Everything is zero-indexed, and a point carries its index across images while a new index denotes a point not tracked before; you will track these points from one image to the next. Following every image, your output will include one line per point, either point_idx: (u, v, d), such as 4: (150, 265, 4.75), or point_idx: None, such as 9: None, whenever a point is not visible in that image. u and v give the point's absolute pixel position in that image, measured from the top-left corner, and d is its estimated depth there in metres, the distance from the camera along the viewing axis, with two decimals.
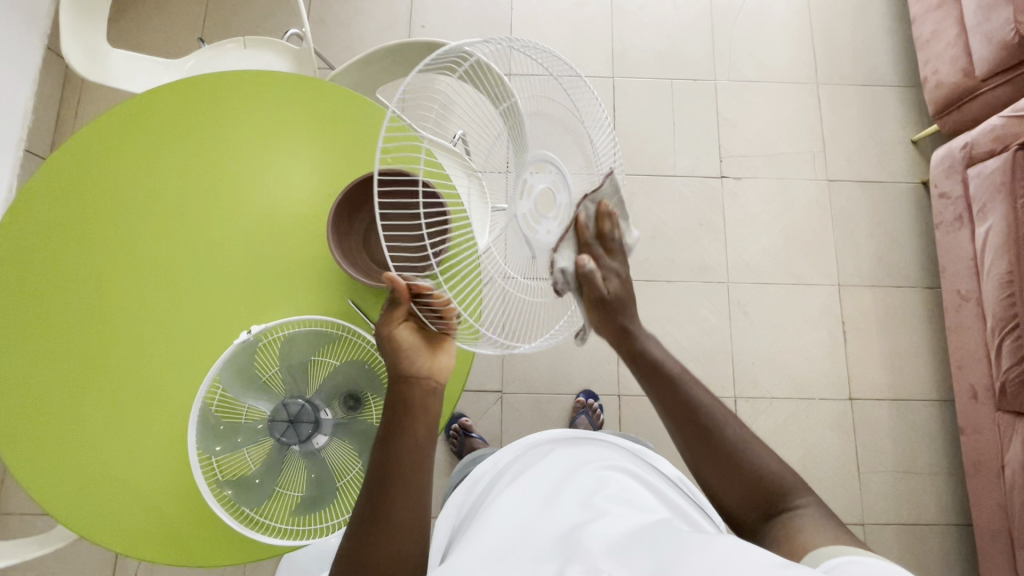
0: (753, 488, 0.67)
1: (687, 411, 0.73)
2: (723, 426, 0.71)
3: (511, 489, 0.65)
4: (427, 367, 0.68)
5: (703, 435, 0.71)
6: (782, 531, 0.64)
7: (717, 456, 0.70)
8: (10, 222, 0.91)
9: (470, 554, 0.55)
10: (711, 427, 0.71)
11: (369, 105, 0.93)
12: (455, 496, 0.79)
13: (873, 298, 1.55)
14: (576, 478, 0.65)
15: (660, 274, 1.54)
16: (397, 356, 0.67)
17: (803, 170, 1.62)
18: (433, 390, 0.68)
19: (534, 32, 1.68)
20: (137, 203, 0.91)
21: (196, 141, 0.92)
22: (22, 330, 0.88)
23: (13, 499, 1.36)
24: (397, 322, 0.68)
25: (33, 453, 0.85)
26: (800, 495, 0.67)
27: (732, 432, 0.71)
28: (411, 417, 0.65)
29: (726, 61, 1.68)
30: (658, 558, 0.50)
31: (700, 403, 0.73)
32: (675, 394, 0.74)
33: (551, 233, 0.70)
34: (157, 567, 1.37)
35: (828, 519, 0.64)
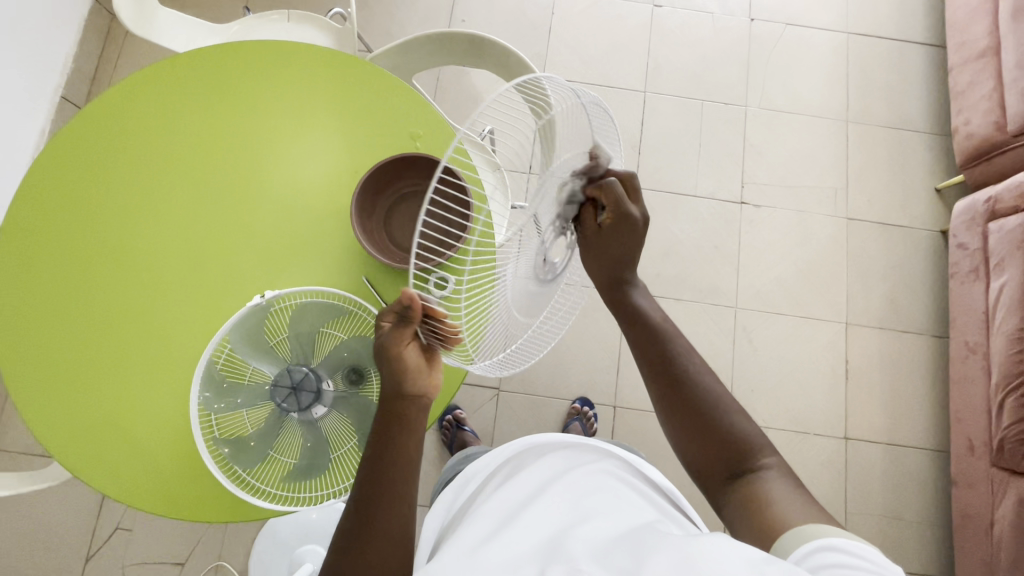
0: (721, 444, 0.69)
1: (665, 363, 0.74)
2: (694, 369, 0.73)
3: (503, 495, 0.66)
4: (426, 385, 0.66)
5: (675, 388, 0.72)
6: (745, 492, 0.65)
7: (690, 408, 0.71)
8: (47, 153, 0.93)
9: (452, 551, 0.57)
10: (684, 379, 0.73)
11: (402, 89, 0.94)
12: (446, 493, 0.79)
13: (880, 341, 1.55)
14: (570, 480, 0.68)
15: (668, 291, 1.55)
16: (404, 374, 0.64)
17: (825, 205, 1.62)
18: (426, 406, 0.67)
19: (572, 38, 1.69)
20: (170, 159, 0.93)
21: (228, 105, 0.94)
22: (42, 264, 0.90)
23: (9, 434, 1.37)
24: (405, 337, 0.63)
25: (36, 381, 0.87)
26: (764, 458, 0.68)
27: (707, 382, 0.73)
28: (401, 430, 0.65)
29: (759, 88, 1.69)
30: (640, 555, 0.52)
31: (678, 353, 0.74)
32: (649, 342, 0.76)
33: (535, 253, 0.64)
34: (141, 518, 1.38)
35: (790, 482, 0.66)
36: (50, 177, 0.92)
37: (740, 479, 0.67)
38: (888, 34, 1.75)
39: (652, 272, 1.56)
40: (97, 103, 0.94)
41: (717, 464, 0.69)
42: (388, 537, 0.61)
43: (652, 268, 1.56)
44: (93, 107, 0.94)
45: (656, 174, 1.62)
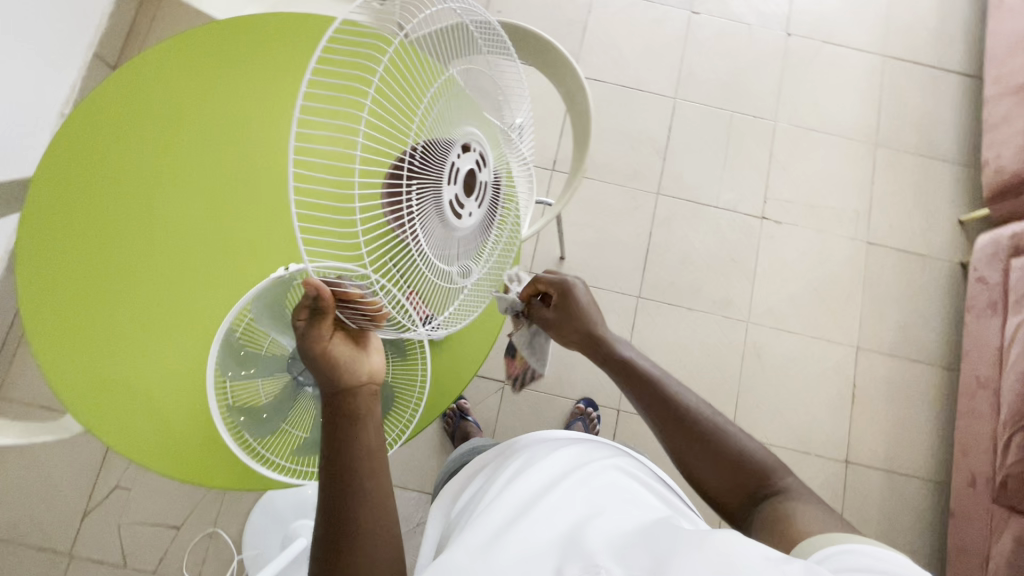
0: (737, 469, 0.70)
1: (666, 408, 0.76)
2: (697, 405, 0.76)
3: (517, 486, 0.66)
4: (365, 372, 0.66)
5: (679, 423, 0.74)
6: (771, 513, 0.66)
7: (696, 440, 0.73)
8: (91, 98, 0.92)
9: (465, 546, 0.58)
10: (687, 414, 0.75)
11: None
12: (450, 485, 0.80)
13: (890, 367, 1.54)
14: (584, 476, 0.67)
15: (682, 299, 1.55)
16: (336, 368, 0.64)
17: (846, 227, 1.61)
18: (376, 392, 0.67)
19: (607, 38, 1.69)
20: (213, 119, 0.93)
21: (275, 72, 0.94)
22: (71, 208, 0.88)
23: (17, 384, 1.39)
24: (325, 329, 0.64)
25: (53, 326, 0.84)
26: (779, 478, 0.69)
27: (709, 415, 0.74)
28: (353, 422, 0.64)
29: (790, 104, 1.68)
30: (659, 553, 0.53)
31: (676, 397, 0.76)
32: (649, 387, 0.78)
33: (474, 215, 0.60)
34: (140, 478, 1.39)
35: (817, 502, 0.66)
36: (89, 122, 0.91)
37: (763, 502, 0.68)
38: (925, 60, 1.73)
39: (667, 280, 1.56)
40: (146, 55, 0.94)
41: (738, 491, 0.70)
42: (382, 533, 0.61)
43: (667, 275, 1.56)
44: (141, 58, 0.94)
45: (679, 182, 1.61)
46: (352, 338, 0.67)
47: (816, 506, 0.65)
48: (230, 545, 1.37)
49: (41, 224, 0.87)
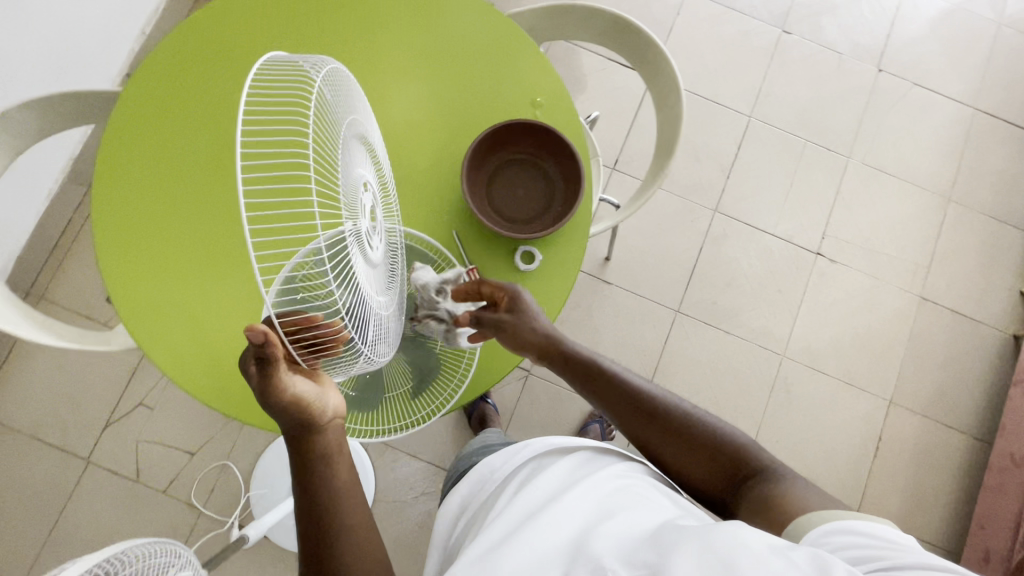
0: (714, 455, 0.70)
1: (632, 404, 0.75)
2: (663, 396, 0.76)
3: (521, 499, 0.65)
4: (332, 409, 0.62)
5: (650, 417, 0.74)
6: (759, 494, 0.65)
7: (671, 431, 0.73)
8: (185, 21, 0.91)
9: (473, 556, 0.57)
10: (656, 408, 0.74)
11: (540, 53, 0.93)
12: (461, 489, 0.79)
13: (919, 427, 1.51)
14: (595, 481, 0.66)
15: (720, 321, 1.52)
16: (303, 410, 0.60)
17: (901, 278, 1.57)
18: (340, 424, 0.64)
19: (691, 44, 1.64)
20: (300, 59, 0.90)
21: (370, 21, 0.92)
22: (149, 129, 0.88)
23: (61, 288, 1.42)
24: (280, 378, 0.57)
25: (121, 244, 0.85)
26: (751, 463, 0.69)
27: (675, 402, 0.75)
28: (326, 463, 0.62)
29: (867, 142, 1.62)
30: (665, 552, 0.51)
31: (641, 389, 0.76)
32: (615, 387, 0.77)
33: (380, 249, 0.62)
34: (162, 400, 1.43)
35: (796, 476, 0.66)
36: (178, 45, 0.90)
37: (746, 484, 0.68)
38: (1016, 121, 1.66)
39: (709, 299, 1.53)
40: None
41: (721, 476, 0.70)
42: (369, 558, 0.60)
43: (710, 294, 1.53)
44: None
45: (738, 203, 1.58)
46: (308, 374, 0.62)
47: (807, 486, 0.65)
48: (238, 481, 1.40)
49: (121, 140, 0.87)
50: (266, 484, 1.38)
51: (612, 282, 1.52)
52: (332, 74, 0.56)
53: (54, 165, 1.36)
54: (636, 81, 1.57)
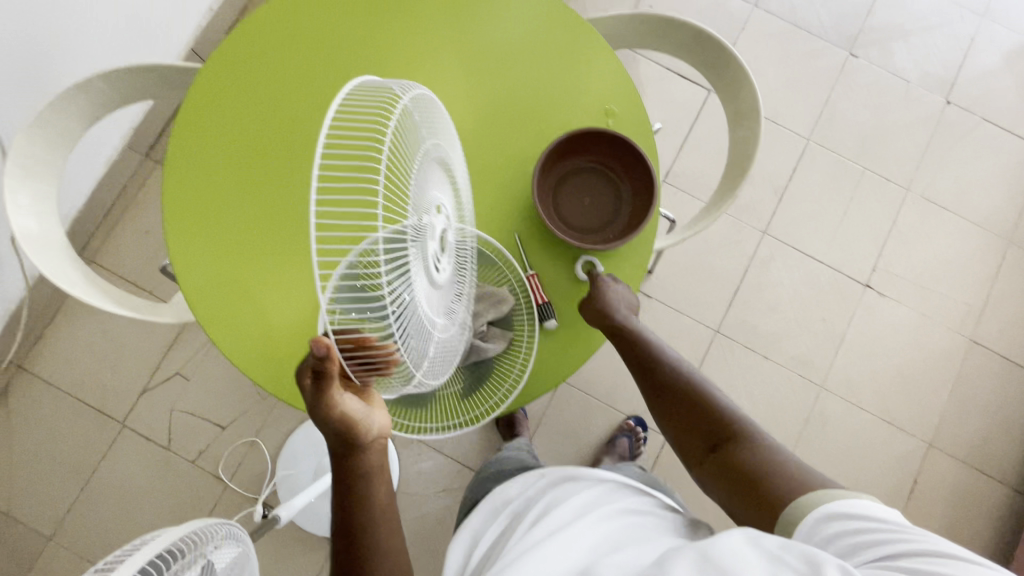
0: (699, 420, 0.73)
1: (641, 366, 0.82)
2: (670, 360, 0.81)
3: (532, 534, 0.62)
4: (377, 429, 0.62)
5: (649, 373, 0.81)
6: (726, 458, 0.68)
7: (666, 391, 0.78)
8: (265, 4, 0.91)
9: None
10: (659, 367, 0.80)
11: (614, 59, 0.91)
12: (472, 521, 0.75)
13: (957, 474, 1.46)
14: (604, 516, 0.65)
15: (759, 346, 1.49)
16: (350, 429, 0.59)
17: (951, 318, 1.52)
18: (384, 445, 0.64)
19: (754, 60, 1.60)
20: (377, 51, 0.90)
21: (448, 17, 0.91)
22: (224, 111, 0.88)
23: (111, 254, 1.45)
24: (334, 396, 0.58)
25: (189, 222, 0.86)
26: (751, 436, 0.69)
27: (680, 366, 0.80)
28: (366, 483, 0.62)
29: (928, 175, 1.57)
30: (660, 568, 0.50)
31: (651, 349, 0.83)
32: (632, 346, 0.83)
33: (443, 273, 0.62)
34: (198, 372, 1.45)
35: (772, 450, 0.66)
36: (257, 29, 0.90)
37: (723, 449, 0.69)
38: None
39: (750, 322, 1.50)
40: None
41: (702, 441, 0.72)
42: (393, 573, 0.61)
43: (752, 317, 1.50)
44: None
45: (789, 226, 1.54)
46: (358, 391, 0.62)
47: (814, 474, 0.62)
48: (265, 459, 1.42)
49: (195, 120, 0.88)
50: (292, 465, 1.39)
51: (652, 296, 1.50)
52: (419, 98, 0.59)
53: (116, 133, 1.38)
54: (695, 95, 1.55)
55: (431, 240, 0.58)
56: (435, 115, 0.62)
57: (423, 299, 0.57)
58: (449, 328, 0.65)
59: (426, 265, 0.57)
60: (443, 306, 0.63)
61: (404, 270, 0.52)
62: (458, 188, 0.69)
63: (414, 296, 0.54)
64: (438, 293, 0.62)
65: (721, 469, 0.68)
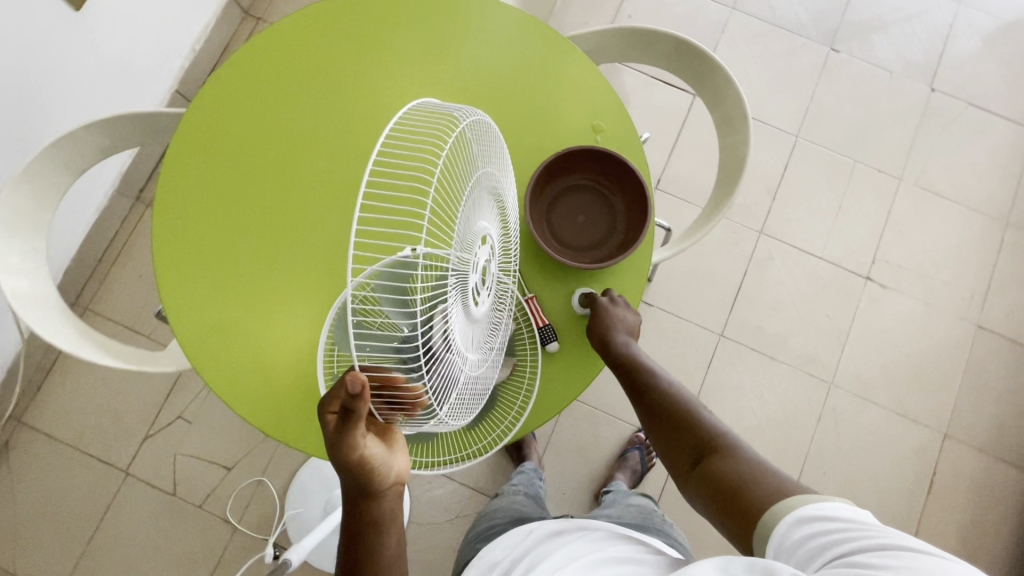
0: (685, 439, 0.71)
1: (631, 389, 0.79)
2: (656, 378, 0.78)
3: None
4: (395, 474, 0.60)
5: (638, 394, 0.78)
6: (709, 474, 0.66)
7: (649, 410, 0.76)
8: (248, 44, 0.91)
9: None
10: (646, 386, 0.78)
11: (598, 77, 0.91)
12: None
13: (975, 463, 1.44)
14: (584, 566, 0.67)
15: (765, 347, 1.48)
16: (369, 473, 0.58)
17: (955, 305, 1.51)
18: (399, 490, 0.62)
19: (736, 62, 1.61)
20: (362, 84, 0.90)
21: (430, 46, 0.91)
22: (212, 154, 0.88)
23: (106, 301, 1.44)
24: (359, 437, 0.55)
25: (180, 268, 0.85)
26: (737, 449, 0.67)
27: (667, 383, 0.77)
28: (378, 531, 0.61)
29: (919, 164, 1.57)
30: None
31: (641, 367, 0.79)
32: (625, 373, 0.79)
33: (481, 307, 0.61)
34: (199, 414, 1.43)
35: (757, 462, 0.64)
36: (241, 70, 0.90)
37: (704, 464, 0.67)
38: None
39: (754, 323, 1.49)
40: (306, 10, 0.92)
41: (687, 458, 0.70)
42: None
43: (755, 318, 1.49)
44: (301, 13, 0.92)
45: (784, 224, 1.53)
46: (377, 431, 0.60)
47: (798, 486, 0.60)
48: (274, 498, 1.40)
49: (182, 164, 0.87)
50: (301, 503, 1.37)
51: (653, 305, 1.48)
52: (480, 126, 0.60)
53: (105, 180, 1.38)
54: (680, 101, 1.55)
55: (474, 273, 0.57)
56: (493, 145, 0.63)
57: (458, 334, 0.56)
58: (483, 364, 0.65)
59: (464, 299, 0.57)
60: (478, 340, 0.63)
61: (441, 305, 0.52)
62: (509, 219, 0.70)
63: (449, 333, 0.53)
64: (474, 327, 0.61)
65: (708, 487, 0.65)
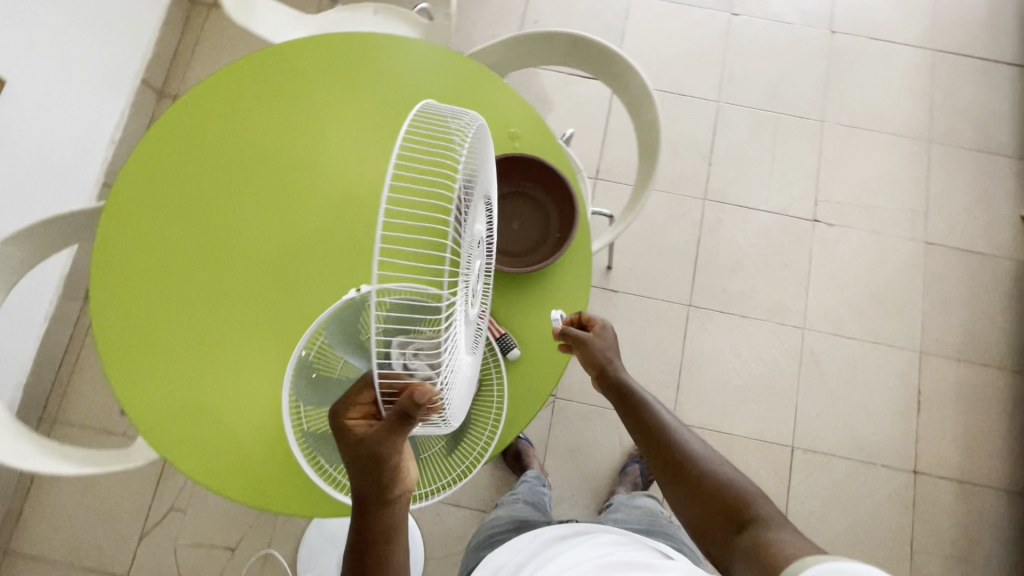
0: (714, 500, 0.66)
1: (650, 441, 0.74)
2: (682, 436, 0.72)
3: None
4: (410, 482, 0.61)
5: (659, 448, 0.73)
6: (750, 545, 0.61)
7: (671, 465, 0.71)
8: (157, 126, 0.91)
9: None
10: (668, 440, 0.72)
11: (505, 88, 0.93)
12: None
13: (954, 372, 1.48)
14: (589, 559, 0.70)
15: (734, 307, 1.51)
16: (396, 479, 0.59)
17: (901, 227, 1.56)
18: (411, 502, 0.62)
19: (645, 44, 1.66)
20: (278, 141, 0.90)
21: (338, 92, 0.92)
22: (142, 238, 0.87)
23: (74, 407, 1.40)
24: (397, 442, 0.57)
25: (129, 358, 0.84)
26: (765, 511, 0.64)
27: (694, 443, 0.72)
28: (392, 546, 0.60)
29: (837, 103, 1.63)
30: None
31: (661, 422, 0.74)
32: (644, 425, 0.75)
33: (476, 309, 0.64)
34: (192, 500, 1.39)
35: (795, 535, 0.60)
36: (155, 151, 0.90)
37: (742, 533, 0.63)
38: (974, 53, 1.68)
39: (718, 286, 1.52)
40: (210, 81, 0.93)
41: (719, 523, 0.65)
42: None
43: (718, 281, 1.52)
44: (204, 85, 0.93)
45: (725, 186, 1.58)
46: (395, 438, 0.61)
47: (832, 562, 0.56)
48: (285, 566, 1.36)
49: (113, 255, 0.87)
50: (314, 565, 1.34)
51: (619, 290, 1.50)
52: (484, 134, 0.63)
53: (48, 286, 1.35)
54: (601, 91, 1.59)
55: (476, 274, 0.62)
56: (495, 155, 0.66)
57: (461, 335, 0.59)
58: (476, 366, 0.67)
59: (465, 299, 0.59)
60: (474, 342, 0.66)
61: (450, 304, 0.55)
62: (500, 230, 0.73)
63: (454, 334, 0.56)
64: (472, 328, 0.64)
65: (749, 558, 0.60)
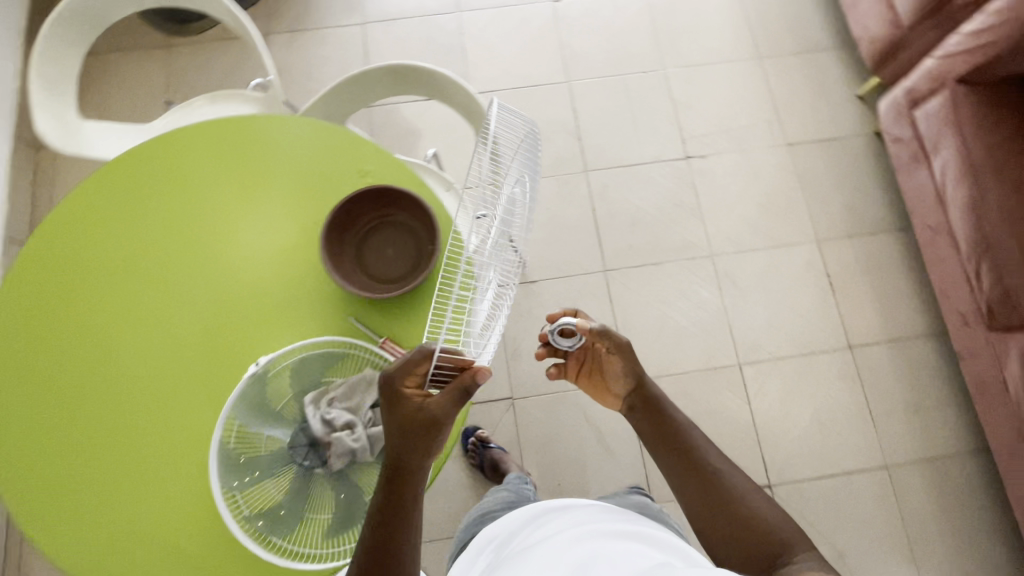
0: (747, 533, 0.68)
1: (685, 462, 0.75)
2: (717, 465, 0.74)
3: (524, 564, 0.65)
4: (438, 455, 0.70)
5: (695, 471, 0.74)
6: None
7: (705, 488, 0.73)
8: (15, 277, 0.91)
9: None
10: (699, 462, 0.75)
11: (341, 133, 0.97)
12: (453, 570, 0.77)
13: (852, 248, 1.60)
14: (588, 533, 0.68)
15: (645, 258, 1.58)
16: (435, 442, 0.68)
17: (762, 139, 1.69)
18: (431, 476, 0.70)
19: (486, 52, 1.75)
20: (137, 254, 0.91)
21: (181, 187, 0.94)
22: (30, 390, 0.87)
23: None
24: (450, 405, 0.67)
25: (50, 509, 0.83)
26: (800, 551, 0.66)
27: (730, 474, 0.73)
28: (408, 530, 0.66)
29: (671, 51, 1.77)
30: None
31: (697, 448, 0.76)
32: (677, 443, 0.77)
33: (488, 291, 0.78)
34: None
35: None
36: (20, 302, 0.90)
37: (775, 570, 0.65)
38: None
39: (624, 244, 1.59)
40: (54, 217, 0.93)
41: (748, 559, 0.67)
42: None
43: (623, 239, 1.60)
44: (49, 223, 0.93)
45: (600, 154, 1.67)
46: None
47: None
48: None
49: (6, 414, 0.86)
50: None
51: (538, 280, 1.56)
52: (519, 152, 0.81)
53: None
54: None
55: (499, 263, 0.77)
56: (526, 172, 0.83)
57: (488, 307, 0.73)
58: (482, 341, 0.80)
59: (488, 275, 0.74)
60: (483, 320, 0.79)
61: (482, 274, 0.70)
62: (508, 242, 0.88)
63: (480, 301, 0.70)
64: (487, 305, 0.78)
65: None
